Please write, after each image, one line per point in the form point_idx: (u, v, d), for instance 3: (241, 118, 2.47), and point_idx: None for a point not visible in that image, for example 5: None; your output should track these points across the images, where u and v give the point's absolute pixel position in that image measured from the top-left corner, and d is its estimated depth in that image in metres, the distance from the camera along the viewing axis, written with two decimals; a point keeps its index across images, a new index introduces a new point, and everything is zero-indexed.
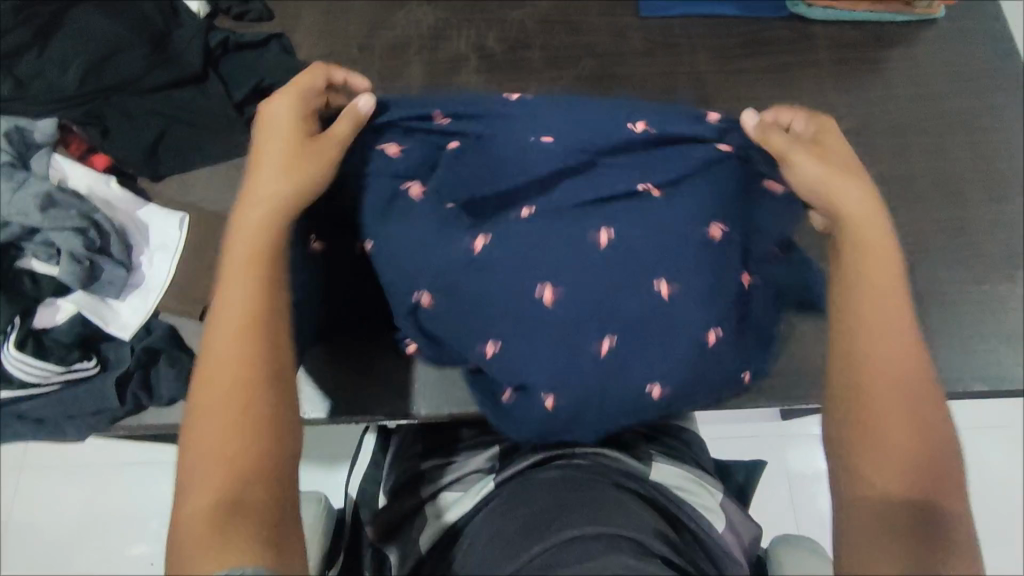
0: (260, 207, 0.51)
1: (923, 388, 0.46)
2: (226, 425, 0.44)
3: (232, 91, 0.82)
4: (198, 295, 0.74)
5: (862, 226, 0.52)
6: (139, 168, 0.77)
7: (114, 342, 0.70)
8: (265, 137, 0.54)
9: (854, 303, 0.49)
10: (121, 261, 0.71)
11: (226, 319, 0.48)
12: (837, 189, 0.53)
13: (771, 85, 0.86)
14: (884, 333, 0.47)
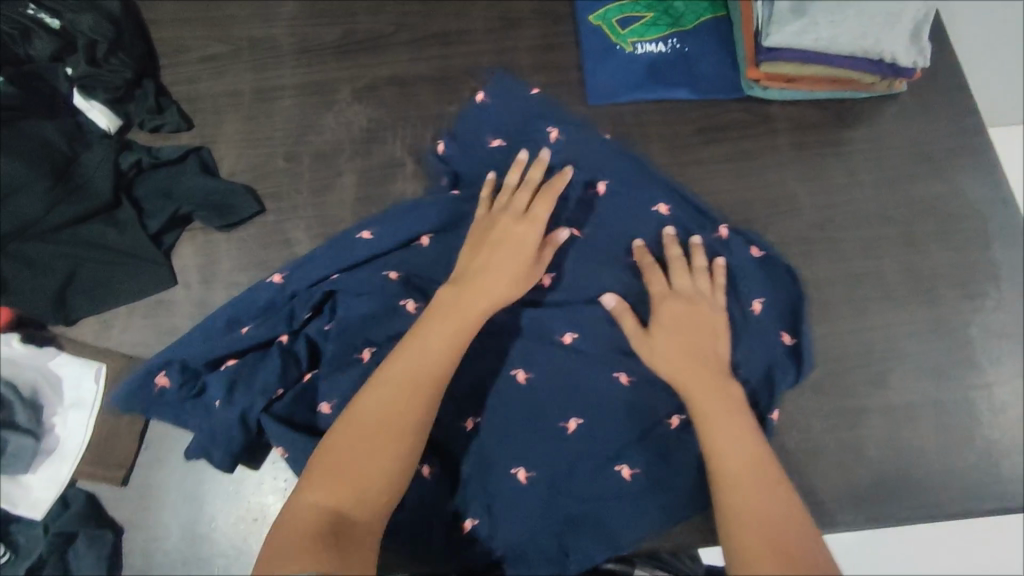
0: (481, 269, 0.67)
1: (763, 481, 0.59)
2: (395, 400, 0.59)
3: (148, 218, 0.76)
4: (116, 459, 0.68)
5: (707, 393, 0.64)
6: (47, 316, 0.71)
7: (26, 521, 0.65)
8: (505, 241, 0.69)
9: (711, 439, 0.62)
10: (28, 430, 0.66)
11: (412, 358, 0.62)
12: (672, 357, 0.66)
13: (729, 176, 0.81)
14: (736, 456, 0.60)
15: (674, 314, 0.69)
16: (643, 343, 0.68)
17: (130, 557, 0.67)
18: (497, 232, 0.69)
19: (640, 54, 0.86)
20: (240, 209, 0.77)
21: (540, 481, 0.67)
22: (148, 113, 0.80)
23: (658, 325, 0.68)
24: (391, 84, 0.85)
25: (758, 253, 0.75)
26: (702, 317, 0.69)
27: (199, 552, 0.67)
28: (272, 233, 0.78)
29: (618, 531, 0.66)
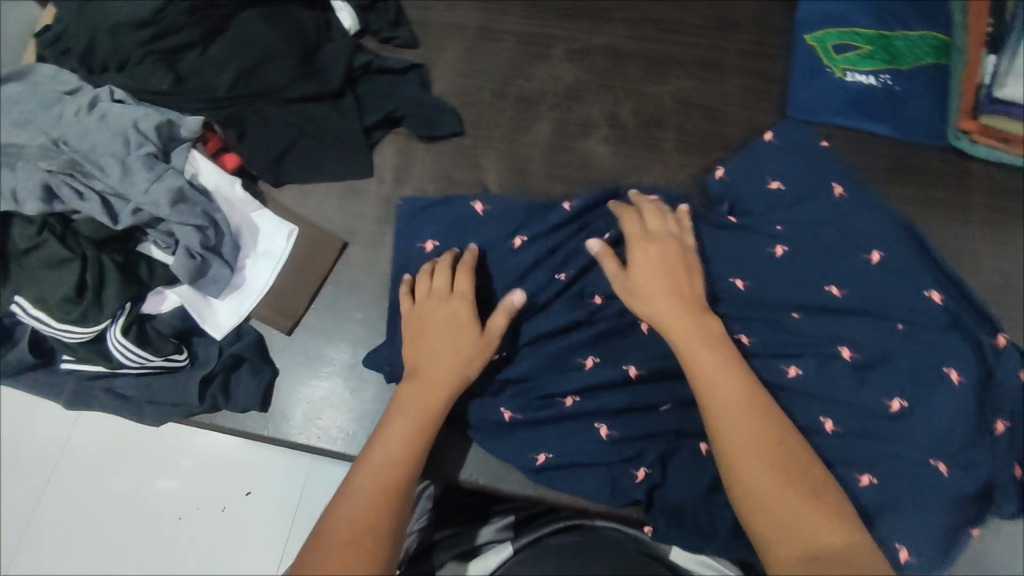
0: (658, 279, 0.66)
1: (800, 456, 0.56)
2: (384, 476, 0.58)
3: (365, 113, 0.83)
4: (291, 309, 0.75)
5: (683, 327, 0.63)
6: (263, 172, 0.79)
7: (206, 339, 0.73)
8: (641, 259, 0.68)
9: (706, 378, 0.60)
10: (227, 262, 0.73)
11: (391, 434, 0.61)
12: (654, 296, 0.65)
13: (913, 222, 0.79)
14: (734, 398, 0.58)
15: (661, 254, 0.68)
16: (621, 285, 0.68)
17: (278, 401, 0.72)
18: (636, 257, 0.68)
19: (849, 82, 0.86)
20: (444, 125, 0.83)
21: (664, 445, 0.69)
22: (386, 25, 0.88)
23: (635, 266, 0.68)
24: (602, 53, 0.90)
25: (938, 299, 0.73)
26: (657, 252, 0.68)
27: (337, 414, 0.72)
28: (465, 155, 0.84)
29: None
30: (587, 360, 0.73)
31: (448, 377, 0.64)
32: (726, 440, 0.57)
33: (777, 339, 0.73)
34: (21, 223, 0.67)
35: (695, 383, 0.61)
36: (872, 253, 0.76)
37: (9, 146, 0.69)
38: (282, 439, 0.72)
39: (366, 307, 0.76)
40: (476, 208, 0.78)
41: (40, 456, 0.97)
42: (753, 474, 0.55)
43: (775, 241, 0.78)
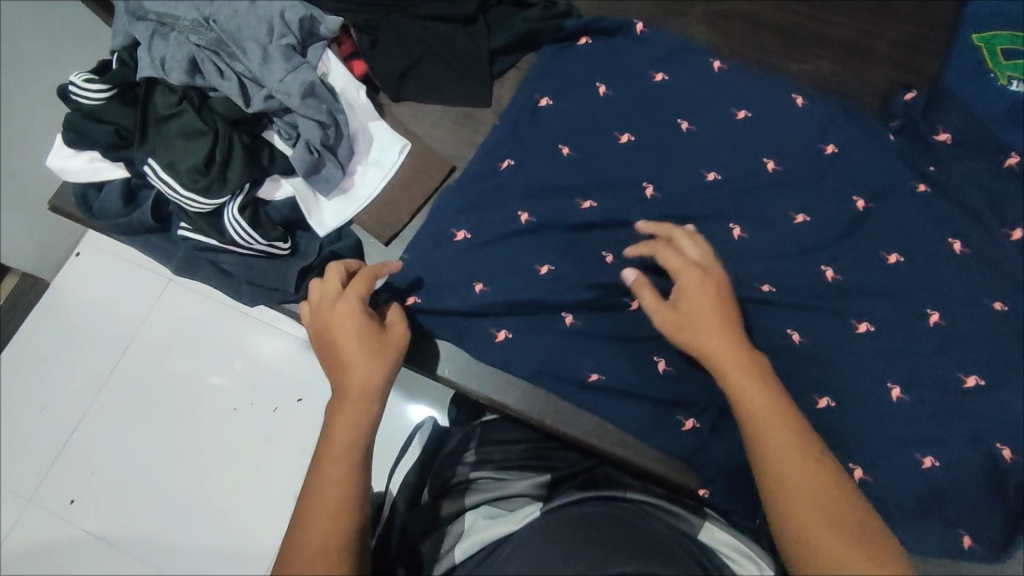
0: (707, 310, 0.60)
1: (842, 517, 0.50)
2: (331, 501, 0.53)
3: (493, 38, 0.82)
4: (391, 221, 0.77)
5: (728, 346, 0.59)
6: (386, 84, 0.80)
7: (308, 234, 0.76)
8: (692, 292, 0.62)
9: (761, 429, 0.54)
10: (340, 164, 0.76)
11: (318, 492, 0.54)
12: (717, 331, 0.59)
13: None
14: (789, 459, 0.52)
15: (698, 297, 0.61)
16: (670, 318, 0.61)
17: None
18: (694, 301, 0.61)
19: (1011, 91, 0.79)
20: (568, 65, 0.82)
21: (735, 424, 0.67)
22: None
23: (683, 300, 0.62)
24: (741, 20, 0.86)
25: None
26: (720, 294, 0.62)
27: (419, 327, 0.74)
28: (587, 74, 0.81)
29: None
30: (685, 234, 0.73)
31: (374, 366, 0.60)
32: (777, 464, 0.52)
33: (879, 347, 0.69)
34: (162, 91, 0.70)
35: (744, 419, 0.55)
36: (1015, 229, 0.72)
37: (163, 16, 0.73)
38: None
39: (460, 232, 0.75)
40: (656, 77, 0.81)
41: (133, 331, 1.06)
42: (798, 509, 0.50)
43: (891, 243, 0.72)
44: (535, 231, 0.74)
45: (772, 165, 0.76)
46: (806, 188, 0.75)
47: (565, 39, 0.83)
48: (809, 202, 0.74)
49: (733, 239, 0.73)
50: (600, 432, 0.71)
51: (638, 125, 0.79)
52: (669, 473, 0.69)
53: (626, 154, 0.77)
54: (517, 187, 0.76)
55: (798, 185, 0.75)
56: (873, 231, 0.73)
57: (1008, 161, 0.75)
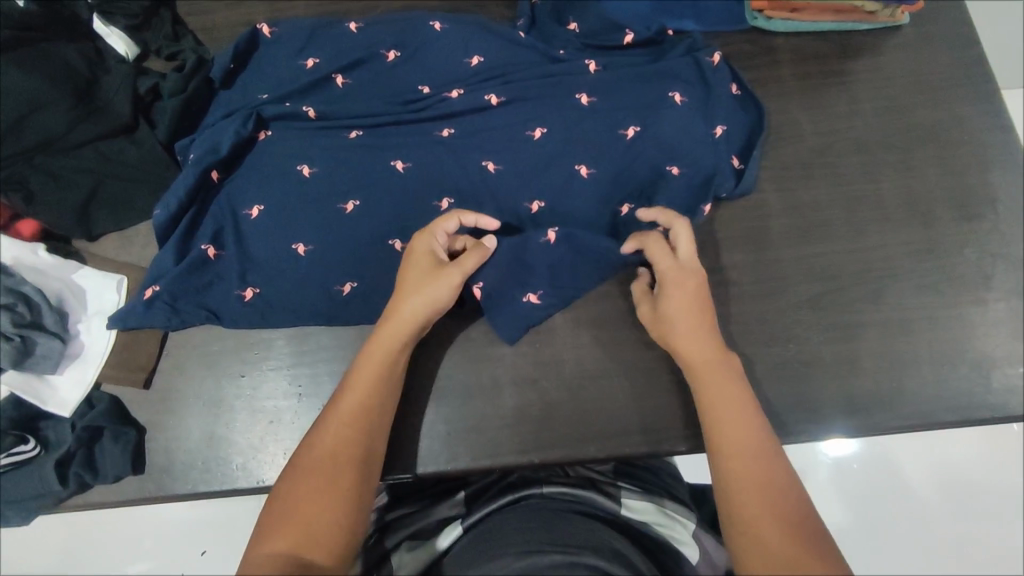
0: (688, 316, 0.64)
1: (782, 492, 0.54)
2: (315, 468, 0.57)
3: (159, 131, 0.78)
4: (138, 362, 0.71)
5: (706, 361, 0.62)
6: (71, 230, 0.73)
7: (55, 420, 0.68)
8: (669, 302, 0.65)
9: (714, 419, 0.59)
10: (54, 333, 0.68)
11: (351, 405, 0.61)
12: (687, 336, 0.63)
13: (729, 73, 0.80)
14: (739, 443, 0.57)
15: (675, 283, 0.65)
16: (649, 314, 0.67)
17: (152, 458, 0.69)
18: (671, 313, 0.64)
19: None
20: (242, 124, 0.76)
21: (536, 385, 0.71)
22: (166, 40, 0.82)
23: (660, 300, 0.66)
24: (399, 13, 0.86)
25: (717, 60, 0.79)
26: (695, 288, 0.65)
27: (219, 452, 0.69)
28: (236, 102, 0.80)
29: (656, 426, 0.70)
30: (398, 164, 0.76)
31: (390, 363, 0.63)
32: (730, 489, 0.55)
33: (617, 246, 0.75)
34: None
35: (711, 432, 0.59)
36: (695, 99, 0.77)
37: None
38: (167, 495, 0.68)
39: (216, 294, 0.72)
40: (306, 64, 0.82)
41: None
42: (743, 509, 0.54)
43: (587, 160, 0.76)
44: (285, 292, 0.72)
45: (447, 133, 0.78)
46: (515, 142, 0.77)
47: (227, 81, 0.82)
48: (523, 140, 0.77)
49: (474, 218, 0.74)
50: (435, 456, 0.69)
51: (307, 98, 0.81)
52: (514, 459, 0.69)
53: (337, 188, 0.75)
54: (254, 266, 0.73)
55: (507, 143, 0.77)
56: (578, 142, 0.76)
57: (626, 39, 0.82)
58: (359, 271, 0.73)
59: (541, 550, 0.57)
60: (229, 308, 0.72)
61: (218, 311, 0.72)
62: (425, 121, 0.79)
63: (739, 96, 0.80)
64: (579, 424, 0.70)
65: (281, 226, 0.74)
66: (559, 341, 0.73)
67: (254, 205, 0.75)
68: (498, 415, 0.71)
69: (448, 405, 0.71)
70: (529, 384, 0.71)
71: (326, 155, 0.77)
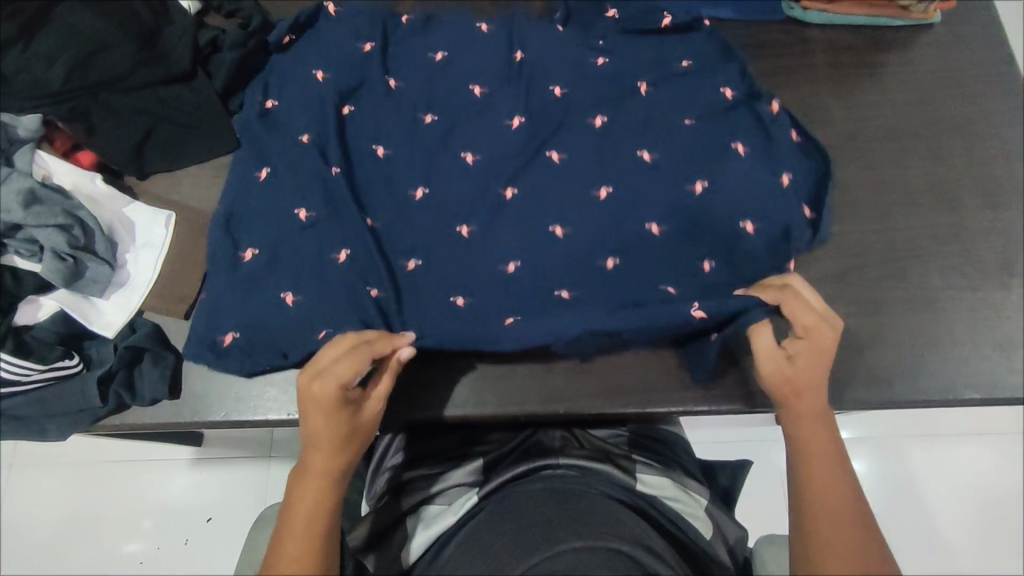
0: (818, 371, 0.61)
1: (870, 551, 0.57)
2: None
3: (215, 82, 0.81)
4: (183, 293, 0.74)
5: (813, 407, 0.62)
6: (125, 165, 0.77)
7: (98, 341, 0.71)
8: (812, 353, 0.61)
9: (811, 462, 0.60)
10: (105, 259, 0.70)
11: (298, 523, 0.59)
12: (810, 382, 0.61)
13: (790, 119, 0.79)
14: (832, 488, 0.59)
15: (823, 344, 0.61)
16: (770, 352, 0.62)
17: (188, 385, 0.71)
18: (804, 363, 0.61)
19: None
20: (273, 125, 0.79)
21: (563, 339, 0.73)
22: None
23: (800, 355, 0.61)
24: None
25: (775, 109, 0.79)
26: (829, 350, 0.61)
27: (253, 384, 0.71)
28: (293, 125, 0.79)
29: (680, 385, 0.72)
30: (462, 229, 0.76)
31: (331, 466, 0.61)
32: (820, 538, 0.57)
33: (656, 215, 0.75)
34: None
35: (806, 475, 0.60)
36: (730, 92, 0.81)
37: None
38: (200, 421, 0.70)
39: (263, 231, 0.75)
40: (363, 46, 0.83)
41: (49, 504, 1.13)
42: (834, 561, 0.56)
43: (625, 129, 0.79)
44: (323, 236, 0.74)
45: (470, 157, 0.79)
46: (557, 108, 0.80)
47: (277, 52, 0.85)
48: (560, 107, 0.80)
49: (514, 182, 0.78)
50: (459, 402, 0.72)
51: (357, 94, 0.82)
52: (539, 409, 0.71)
53: (387, 153, 0.79)
54: (291, 227, 0.75)
55: (549, 107, 0.81)
56: (613, 111, 0.80)
57: (664, 21, 0.84)
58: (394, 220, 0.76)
59: (560, 537, 0.57)
60: (273, 314, 0.71)
61: (262, 320, 0.71)
62: (469, 87, 0.82)
63: (802, 141, 0.79)
64: (604, 382, 0.72)
65: (327, 198, 0.75)
66: None
67: (302, 207, 0.75)
68: (524, 366, 0.73)
69: (475, 352, 0.73)
70: None
71: (376, 128, 0.80)
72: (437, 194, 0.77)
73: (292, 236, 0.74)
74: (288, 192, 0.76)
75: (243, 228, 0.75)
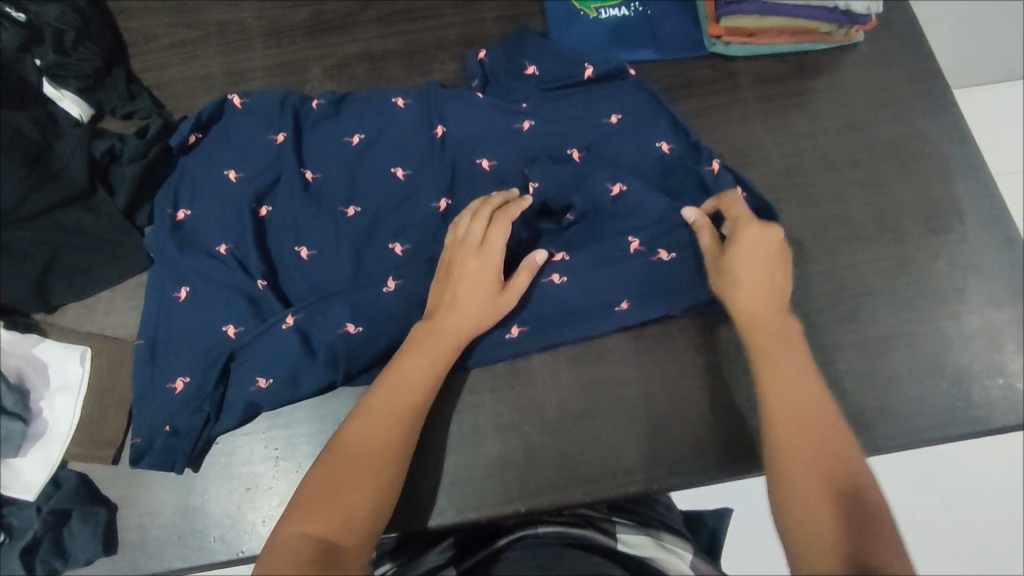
0: (757, 269, 0.67)
1: (841, 471, 0.58)
2: (358, 454, 0.59)
3: (117, 198, 0.76)
4: (108, 437, 0.69)
5: (760, 317, 0.67)
6: (27, 303, 0.72)
7: (19, 506, 0.65)
8: (742, 248, 0.68)
9: (773, 381, 0.63)
10: (16, 413, 0.65)
11: (403, 382, 0.63)
12: (749, 288, 0.67)
13: (733, 178, 0.77)
14: (803, 409, 0.61)
15: (754, 243, 0.68)
16: (715, 264, 0.69)
17: (125, 535, 0.67)
18: (741, 257, 0.68)
19: (604, 19, 0.86)
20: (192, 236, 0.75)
21: (516, 431, 0.70)
22: (119, 100, 0.81)
23: (737, 247, 0.68)
24: (360, 62, 0.86)
25: (717, 168, 0.76)
26: (774, 243, 0.68)
27: (194, 525, 0.68)
28: (209, 237, 0.75)
29: (642, 463, 0.69)
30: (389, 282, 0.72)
31: (431, 364, 0.64)
32: (784, 457, 0.59)
33: (596, 287, 0.72)
34: None
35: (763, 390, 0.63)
36: (661, 142, 0.79)
37: None
38: (141, 574, 0.66)
39: (189, 355, 0.71)
40: (276, 139, 0.79)
41: None
42: (802, 476, 0.58)
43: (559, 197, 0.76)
44: (252, 357, 0.69)
45: (399, 248, 0.75)
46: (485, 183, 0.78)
47: (183, 154, 0.80)
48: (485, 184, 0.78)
49: None
50: (419, 512, 0.68)
51: (274, 194, 0.77)
52: (500, 509, 0.68)
53: (314, 255, 0.75)
54: (219, 351, 0.70)
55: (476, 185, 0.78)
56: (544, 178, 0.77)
57: (587, 72, 0.81)
58: (322, 330, 0.70)
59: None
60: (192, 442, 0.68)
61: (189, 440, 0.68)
62: (389, 168, 0.78)
63: (745, 198, 0.77)
64: (565, 469, 0.69)
65: (254, 314, 0.72)
66: (538, 382, 0.72)
67: (230, 323, 0.71)
68: (481, 464, 0.70)
69: (430, 458, 0.70)
70: (512, 431, 0.70)
71: (298, 228, 0.76)
72: (360, 294, 0.71)
73: (227, 358, 0.70)
74: (214, 313, 0.72)
75: (167, 357, 0.71)
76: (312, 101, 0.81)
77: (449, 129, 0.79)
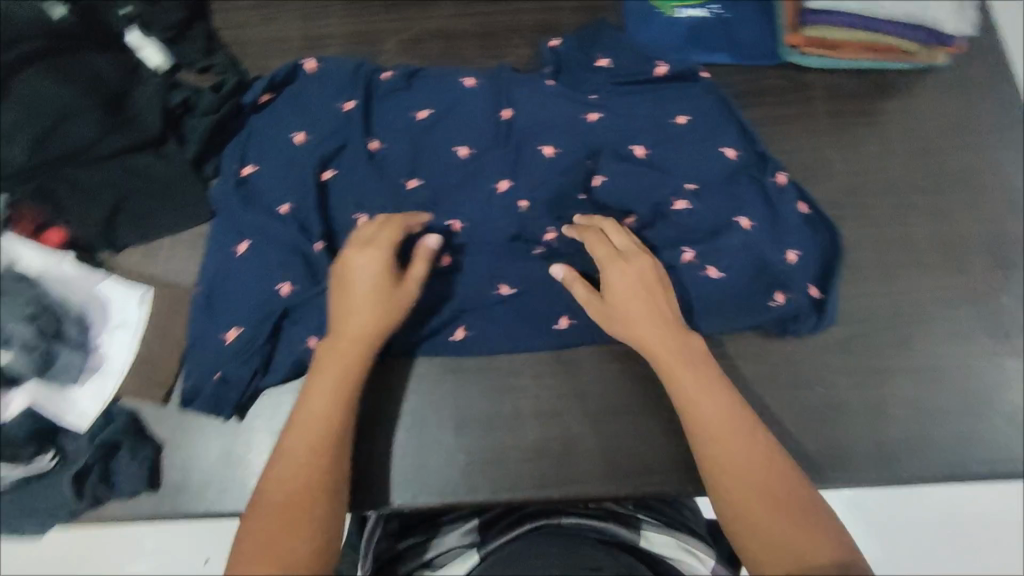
0: (626, 310, 0.67)
1: (781, 484, 0.58)
2: (310, 459, 0.60)
3: (187, 147, 0.78)
4: (160, 378, 0.71)
5: (656, 350, 0.65)
6: (94, 241, 0.74)
7: (72, 434, 0.69)
8: (614, 290, 0.68)
9: (691, 415, 0.62)
10: (77, 345, 0.69)
11: (320, 392, 0.63)
12: (632, 319, 0.67)
13: (797, 193, 0.76)
14: (723, 434, 0.60)
15: (623, 279, 0.68)
16: (600, 312, 0.68)
17: (168, 474, 0.69)
18: (616, 295, 0.67)
19: (681, 18, 0.86)
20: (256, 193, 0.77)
21: (555, 418, 0.71)
22: (198, 54, 0.82)
23: (612, 291, 0.68)
24: (434, 39, 0.87)
25: (782, 182, 0.76)
26: (639, 272, 0.68)
27: (234, 472, 0.70)
28: (273, 196, 0.76)
29: (679, 464, 0.69)
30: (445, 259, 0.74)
31: (343, 369, 0.64)
32: (721, 482, 0.59)
33: None
34: None
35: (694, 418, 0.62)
36: (728, 148, 0.78)
37: None
38: (181, 512, 0.69)
39: (243, 308, 0.72)
40: (345, 106, 0.80)
41: None
42: (738, 501, 0.57)
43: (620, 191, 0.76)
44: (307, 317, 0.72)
45: (456, 225, 0.75)
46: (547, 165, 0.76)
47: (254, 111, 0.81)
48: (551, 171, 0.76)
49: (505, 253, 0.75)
50: (453, 486, 0.69)
51: (339, 159, 0.78)
52: (533, 494, 0.69)
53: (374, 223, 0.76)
54: (274, 306, 0.72)
55: (538, 167, 0.76)
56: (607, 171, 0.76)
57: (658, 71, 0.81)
58: None
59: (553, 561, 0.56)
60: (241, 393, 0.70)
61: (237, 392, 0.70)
62: (454, 146, 0.79)
63: (808, 215, 0.76)
64: (599, 461, 0.69)
65: (311, 275, 0.73)
66: (581, 373, 0.72)
67: (285, 280, 0.72)
68: (518, 447, 0.70)
69: (468, 435, 0.71)
70: (551, 418, 0.71)
71: (360, 195, 0.77)
72: None
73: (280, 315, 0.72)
74: (272, 269, 0.73)
75: (223, 307, 0.72)
76: (384, 73, 0.82)
77: (517, 113, 0.79)
